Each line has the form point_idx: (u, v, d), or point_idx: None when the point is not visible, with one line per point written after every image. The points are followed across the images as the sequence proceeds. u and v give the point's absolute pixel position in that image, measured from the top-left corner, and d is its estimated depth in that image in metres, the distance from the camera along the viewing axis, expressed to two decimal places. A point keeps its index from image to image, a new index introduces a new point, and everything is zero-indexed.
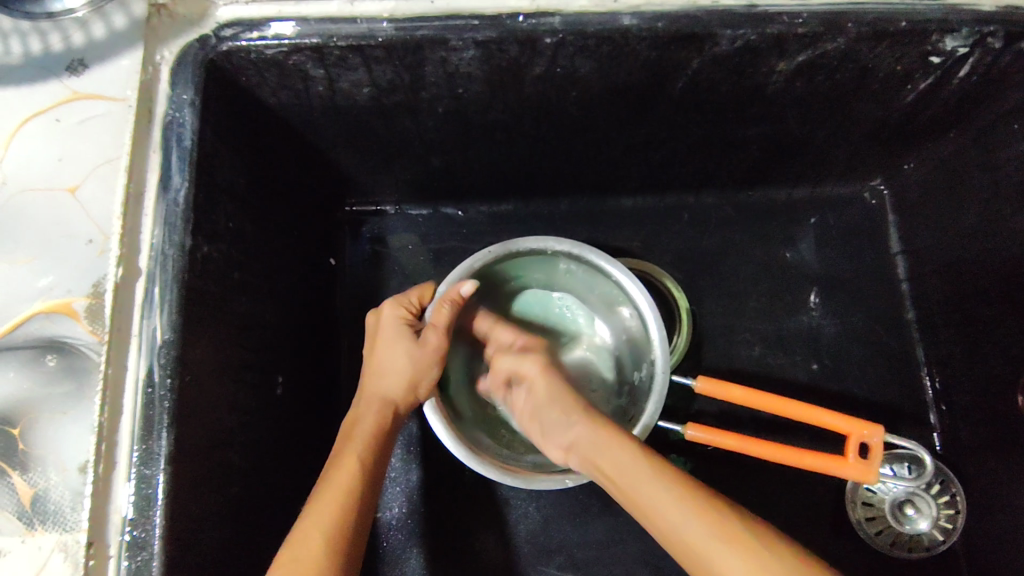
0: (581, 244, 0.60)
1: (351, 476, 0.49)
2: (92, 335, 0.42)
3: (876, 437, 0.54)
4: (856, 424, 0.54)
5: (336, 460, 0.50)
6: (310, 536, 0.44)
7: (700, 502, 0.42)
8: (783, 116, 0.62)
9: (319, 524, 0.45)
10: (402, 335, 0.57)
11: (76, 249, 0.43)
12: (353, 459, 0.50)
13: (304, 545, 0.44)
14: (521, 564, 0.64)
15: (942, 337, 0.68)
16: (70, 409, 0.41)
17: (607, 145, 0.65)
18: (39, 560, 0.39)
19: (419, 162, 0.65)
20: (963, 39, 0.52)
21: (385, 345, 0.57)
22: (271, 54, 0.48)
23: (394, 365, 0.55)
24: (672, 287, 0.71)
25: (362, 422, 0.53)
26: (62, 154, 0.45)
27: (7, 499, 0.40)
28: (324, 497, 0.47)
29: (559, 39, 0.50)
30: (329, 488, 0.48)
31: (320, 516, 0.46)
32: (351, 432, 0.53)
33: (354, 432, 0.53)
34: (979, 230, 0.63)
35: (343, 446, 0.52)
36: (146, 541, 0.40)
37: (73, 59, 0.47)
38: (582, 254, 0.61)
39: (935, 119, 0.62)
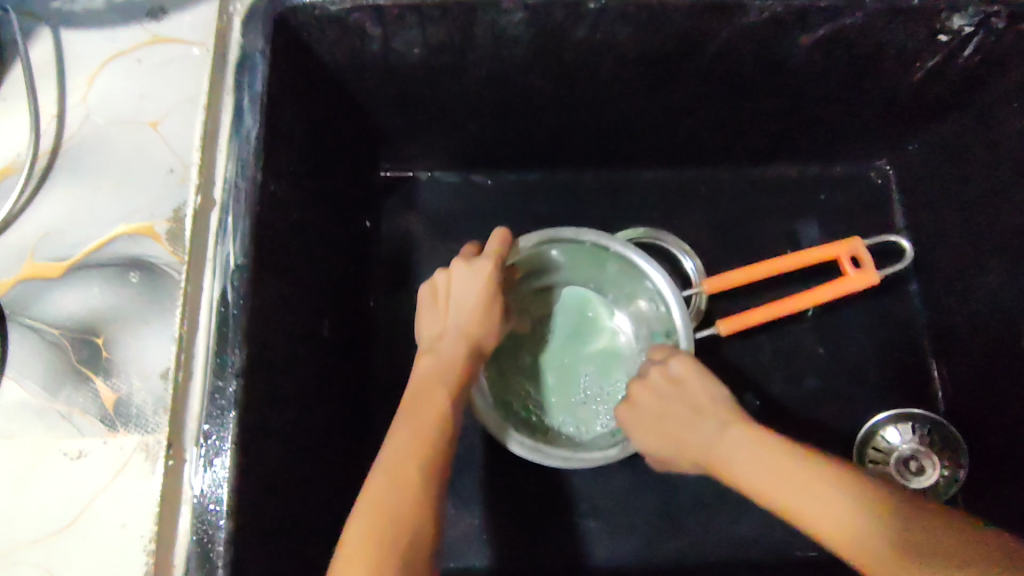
0: (543, 231, 0.60)
1: (436, 420, 0.47)
2: (172, 255, 0.45)
3: (855, 249, 0.70)
4: (841, 246, 0.70)
5: (424, 403, 0.48)
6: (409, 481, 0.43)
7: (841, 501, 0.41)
8: (799, 92, 0.67)
9: (411, 462, 0.44)
10: (489, 297, 0.54)
11: (158, 178, 0.47)
12: (440, 399, 0.48)
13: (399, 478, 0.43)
14: (545, 512, 0.67)
15: (944, 304, 0.73)
16: (151, 320, 0.44)
17: (635, 115, 0.69)
18: (121, 459, 0.41)
19: (457, 127, 0.69)
20: (969, 18, 0.58)
21: (471, 297, 0.53)
22: (334, 10, 0.52)
23: (468, 326, 0.53)
24: (677, 244, 0.75)
25: (449, 373, 0.50)
26: (143, 92, 0.49)
27: (90, 403, 0.42)
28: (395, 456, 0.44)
29: (602, 5, 0.54)
30: (417, 427, 0.46)
31: (407, 465, 0.44)
32: (440, 378, 0.50)
33: (441, 379, 0.50)
34: (980, 201, 0.67)
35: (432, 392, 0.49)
36: (218, 449, 0.42)
37: (153, 6, 0.50)
38: (551, 237, 0.61)
39: (939, 97, 0.68)
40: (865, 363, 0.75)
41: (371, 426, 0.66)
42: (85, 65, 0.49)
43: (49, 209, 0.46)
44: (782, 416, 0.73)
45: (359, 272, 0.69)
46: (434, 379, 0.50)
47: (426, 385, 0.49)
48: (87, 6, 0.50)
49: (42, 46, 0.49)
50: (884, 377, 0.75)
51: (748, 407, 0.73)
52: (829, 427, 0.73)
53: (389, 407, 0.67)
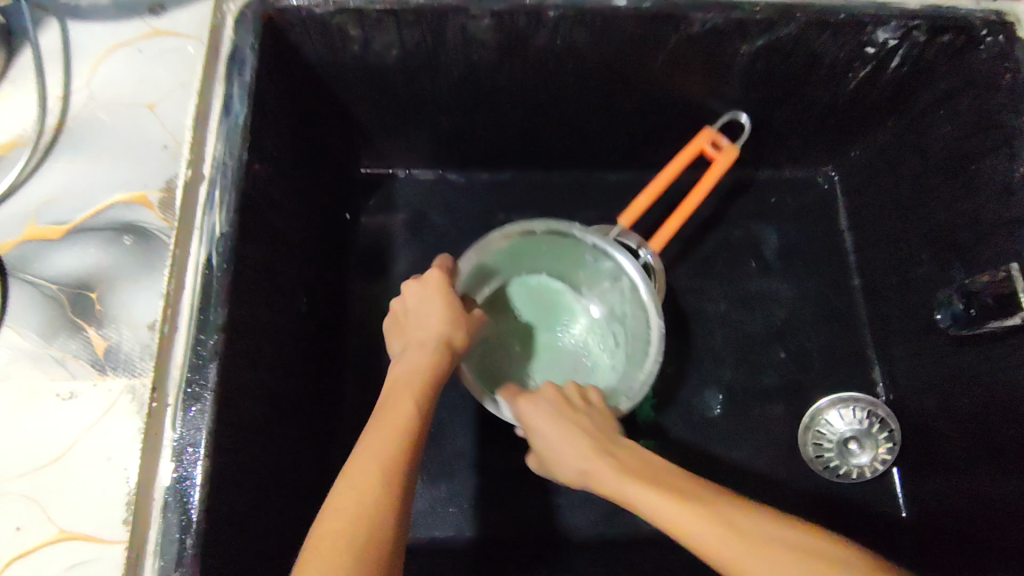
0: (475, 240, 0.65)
1: (404, 443, 0.46)
2: (163, 222, 0.50)
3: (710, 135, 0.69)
4: (695, 140, 0.69)
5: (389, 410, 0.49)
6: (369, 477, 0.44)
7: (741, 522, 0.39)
8: (746, 98, 0.73)
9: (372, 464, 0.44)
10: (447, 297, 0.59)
11: (153, 153, 0.52)
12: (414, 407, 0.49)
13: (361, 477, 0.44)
14: (509, 487, 0.71)
15: (883, 298, 0.79)
16: (141, 278, 0.49)
17: (597, 118, 0.75)
18: (109, 399, 0.46)
19: (432, 126, 0.74)
20: (892, 32, 0.64)
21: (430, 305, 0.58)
22: (319, 13, 0.57)
23: (435, 326, 0.57)
24: None
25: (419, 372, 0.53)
26: (142, 78, 0.54)
27: (82, 349, 0.47)
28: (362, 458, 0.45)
29: (561, 12, 0.60)
30: (384, 428, 0.48)
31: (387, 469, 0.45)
32: (409, 378, 0.52)
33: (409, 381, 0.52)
34: (912, 202, 0.74)
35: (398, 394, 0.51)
36: (198, 395, 0.46)
37: (154, 3, 0.56)
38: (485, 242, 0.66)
39: (873, 106, 0.74)
40: (811, 353, 0.80)
41: (345, 402, 0.70)
42: (89, 53, 0.54)
43: (51, 178, 0.51)
44: (735, 402, 0.78)
45: (338, 258, 0.74)
46: (402, 384, 0.52)
47: (398, 387, 0.52)
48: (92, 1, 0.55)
49: (51, 35, 0.54)
50: (829, 366, 0.80)
51: (703, 392, 0.78)
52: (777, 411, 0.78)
53: (363, 384, 0.71)
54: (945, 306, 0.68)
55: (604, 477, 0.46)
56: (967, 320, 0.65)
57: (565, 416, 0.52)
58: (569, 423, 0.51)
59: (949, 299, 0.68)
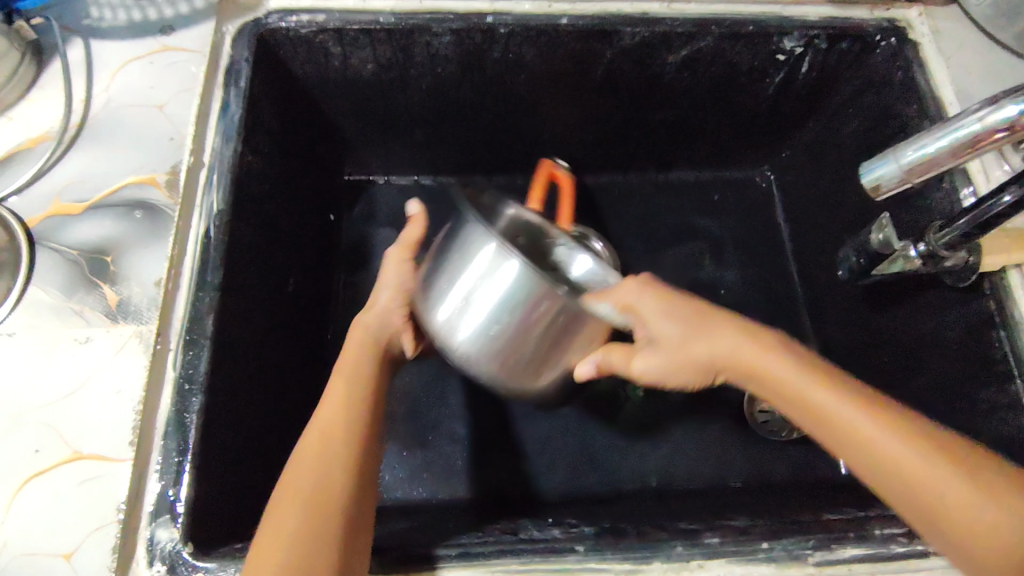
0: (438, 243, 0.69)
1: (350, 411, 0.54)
2: (168, 199, 0.59)
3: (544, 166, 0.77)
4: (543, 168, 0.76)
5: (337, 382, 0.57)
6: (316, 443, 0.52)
7: (910, 428, 0.45)
8: (680, 105, 0.83)
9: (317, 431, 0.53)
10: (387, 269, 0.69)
11: (161, 144, 0.61)
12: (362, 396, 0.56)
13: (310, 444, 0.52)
14: (478, 454, 0.78)
15: (814, 279, 0.88)
16: (149, 244, 0.57)
17: (551, 125, 0.85)
18: (119, 342, 0.53)
19: (406, 135, 0.84)
20: (796, 41, 0.74)
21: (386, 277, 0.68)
22: (303, 33, 0.68)
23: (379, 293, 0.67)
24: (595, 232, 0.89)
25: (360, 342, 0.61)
26: (153, 85, 0.64)
27: (98, 302, 0.55)
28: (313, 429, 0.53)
29: (510, 29, 0.71)
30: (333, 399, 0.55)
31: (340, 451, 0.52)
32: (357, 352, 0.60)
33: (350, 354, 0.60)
34: (833, 191, 0.83)
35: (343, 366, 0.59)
36: (198, 340, 0.54)
37: (164, 25, 0.66)
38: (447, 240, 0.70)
39: (793, 109, 0.84)
40: None
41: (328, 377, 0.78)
42: (108, 65, 0.64)
43: (74, 166, 0.60)
44: None
45: (325, 251, 0.82)
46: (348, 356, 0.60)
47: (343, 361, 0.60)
48: (113, 23, 0.66)
49: (77, 50, 0.64)
50: None
51: None
52: None
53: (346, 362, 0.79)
54: (846, 263, 0.77)
55: (749, 355, 0.52)
56: (856, 268, 0.74)
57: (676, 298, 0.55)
58: (685, 301, 0.55)
59: (847, 253, 0.76)
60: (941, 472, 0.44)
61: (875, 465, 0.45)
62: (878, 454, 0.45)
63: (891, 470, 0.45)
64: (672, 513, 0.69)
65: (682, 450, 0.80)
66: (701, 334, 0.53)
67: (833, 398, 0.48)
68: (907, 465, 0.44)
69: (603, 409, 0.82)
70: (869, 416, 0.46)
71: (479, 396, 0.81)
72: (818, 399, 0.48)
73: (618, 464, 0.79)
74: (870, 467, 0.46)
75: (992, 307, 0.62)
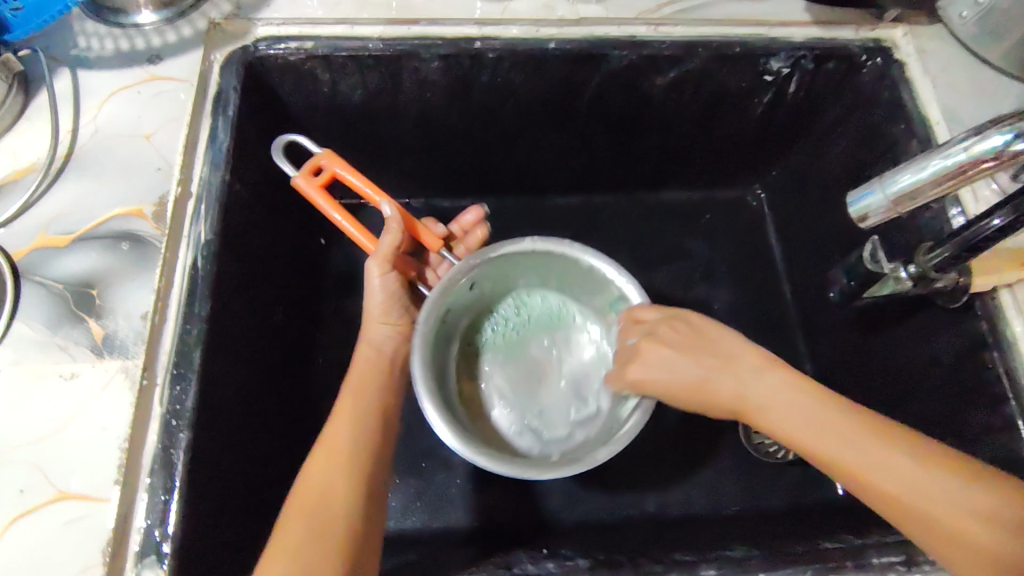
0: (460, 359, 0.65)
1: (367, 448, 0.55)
2: (155, 230, 0.58)
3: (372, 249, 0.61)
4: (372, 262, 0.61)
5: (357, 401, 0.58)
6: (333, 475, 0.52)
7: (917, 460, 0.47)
8: (669, 126, 0.83)
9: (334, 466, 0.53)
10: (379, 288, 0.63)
11: (148, 175, 0.61)
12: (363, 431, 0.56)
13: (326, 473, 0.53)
14: (472, 480, 0.78)
15: (807, 299, 0.88)
16: (135, 277, 0.57)
17: (541, 148, 0.85)
18: (105, 378, 0.53)
19: (396, 159, 0.84)
20: (783, 62, 0.75)
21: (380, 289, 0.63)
22: (292, 60, 0.68)
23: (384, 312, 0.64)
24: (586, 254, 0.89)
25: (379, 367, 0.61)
26: (140, 114, 0.63)
27: (83, 337, 0.54)
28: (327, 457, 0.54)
29: (498, 54, 0.71)
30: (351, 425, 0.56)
31: (345, 489, 0.52)
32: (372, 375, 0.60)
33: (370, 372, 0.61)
34: (823, 210, 0.84)
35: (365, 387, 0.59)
36: (185, 374, 0.53)
37: (152, 54, 0.66)
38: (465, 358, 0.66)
39: (782, 129, 0.85)
40: None
41: (319, 404, 0.77)
42: (95, 95, 0.64)
43: (59, 198, 0.59)
44: None
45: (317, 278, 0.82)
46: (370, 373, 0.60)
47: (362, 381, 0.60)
48: (100, 53, 0.65)
49: (64, 80, 0.64)
50: None
51: None
52: None
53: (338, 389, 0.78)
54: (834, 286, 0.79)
55: (749, 394, 0.53)
56: (846, 292, 0.76)
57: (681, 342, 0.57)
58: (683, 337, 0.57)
59: (838, 277, 0.79)
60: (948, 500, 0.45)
61: (887, 498, 0.47)
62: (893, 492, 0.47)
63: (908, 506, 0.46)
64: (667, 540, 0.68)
65: (679, 474, 0.80)
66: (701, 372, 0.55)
67: (847, 441, 0.49)
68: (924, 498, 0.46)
69: None
70: (880, 453, 0.47)
71: None
72: (833, 438, 0.49)
73: (614, 489, 0.78)
74: (884, 500, 0.47)
75: (984, 327, 0.62)
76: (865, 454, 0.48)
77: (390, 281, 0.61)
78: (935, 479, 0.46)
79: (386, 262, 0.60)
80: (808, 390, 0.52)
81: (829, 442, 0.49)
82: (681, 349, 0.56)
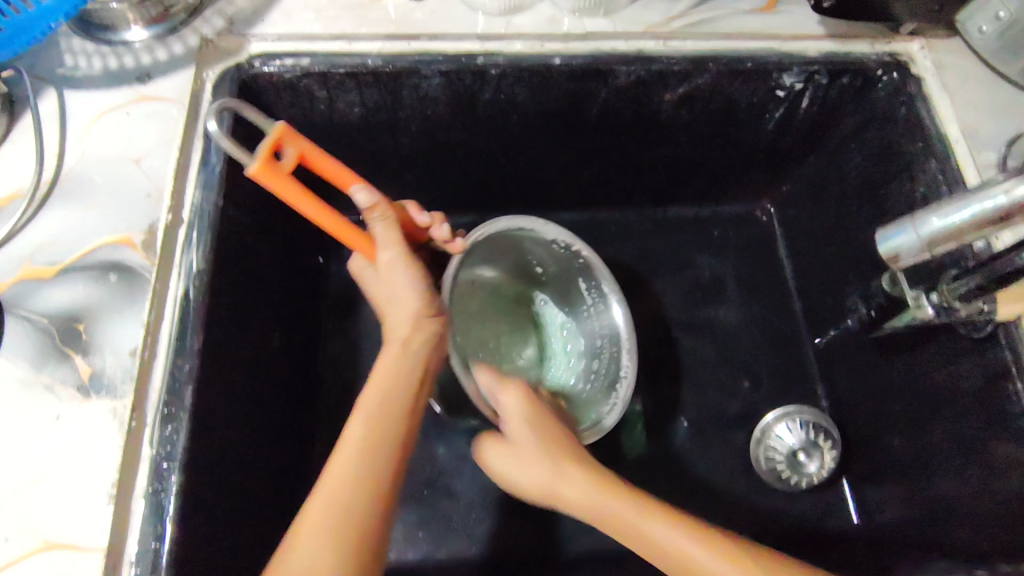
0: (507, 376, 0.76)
1: (371, 499, 0.47)
2: (144, 259, 0.56)
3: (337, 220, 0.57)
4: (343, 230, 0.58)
5: (373, 437, 0.50)
6: (325, 534, 0.45)
7: (737, 550, 0.48)
8: (677, 141, 0.81)
9: (323, 520, 0.45)
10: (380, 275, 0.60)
11: (137, 201, 0.58)
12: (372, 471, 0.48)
13: (317, 533, 0.45)
14: (477, 508, 0.75)
15: (820, 318, 0.85)
16: (124, 310, 0.54)
17: (545, 164, 0.83)
18: (93, 419, 0.50)
19: (396, 175, 0.82)
20: (796, 76, 0.72)
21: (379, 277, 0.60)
22: (288, 77, 0.65)
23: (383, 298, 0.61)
24: None
25: (399, 394, 0.53)
26: (129, 137, 0.61)
27: (69, 374, 0.51)
28: (318, 512, 0.46)
29: (502, 70, 0.68)
30: (353, 473, 0.48)
31: (340, 559, 0.44)
32: (390, 407, 0.52)
33: (390, 404, 0.52)
34: (836, 227, 0.81)
35: (380, 420, 0.51)
36: (175, 414, 0.51)
37: (142, 73, 0.63)
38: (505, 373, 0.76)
39: (793, 144, 0.82)
40: (758, 373, 0.86)
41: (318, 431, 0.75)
42: (82, 117, 0.61)
43: (45, 226, 0.57)
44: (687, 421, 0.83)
45: (315, 299, 0.79)
46: (387, 403, 0.52)
47: (377, 413, 0.51)
48: (87, 72, 0.63)
49: (50, 101, 0.62)
50: (776, 384, 0.86)
51: (658, 413, 0.83)
52: (731, 429, 0.83)
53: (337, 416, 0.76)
54: (853, 313, 0.76)
55: (568, 472, 0.56)
56: (868, 321, 0.72)
57: (544, 417, 0.61)
58: (540, 411, 0.62)
59: (857, 304, 0.76)
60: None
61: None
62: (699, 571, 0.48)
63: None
64: None
65: None
66: (532, 449, 0.58)
67: (659, 526, 0.51)
68: None
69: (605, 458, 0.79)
70: (692, 539, 0.49)
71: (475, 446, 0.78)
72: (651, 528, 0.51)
73: None
74: None
75: (1007, 356, 0.59)
76: (672, 535, 0.50)
77: (415, 265, 0.58)
78: (720, 570, 0.47)
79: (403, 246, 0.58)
80: (619, 491, 0.53)
81: (639, 522, 0.51)
82: (523, 418, 0.61)
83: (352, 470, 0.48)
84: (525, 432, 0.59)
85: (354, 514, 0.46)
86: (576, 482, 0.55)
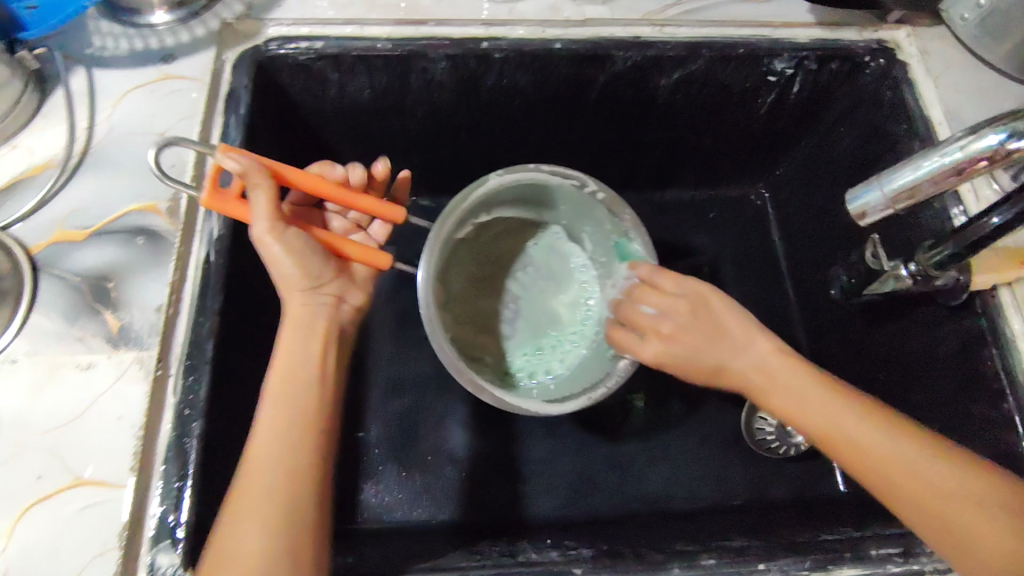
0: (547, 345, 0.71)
1: (292, 469, 0.51)
2: (169, 225, 0.60)
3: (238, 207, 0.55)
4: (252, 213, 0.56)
5: (282, 406, 0.54)
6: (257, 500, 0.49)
7: (946, 454, 0.50)
8: (673, 125, 0.84)
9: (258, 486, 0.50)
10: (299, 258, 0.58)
11: (162, 172, 0.62)
12: (287, 483, 0.50)
13: (252, 497, 0.49)
14: (478, 474, 0.79)
15: (810, 298, 0.88)
16: (149, 271, 0.58)
17: (546, 146, 0.86)
18: (121, 368, 0.54)
19: (403, 157, 0.86)
20: (787, 62, 0.75)
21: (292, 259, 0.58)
22: (302, 60, 0.69)
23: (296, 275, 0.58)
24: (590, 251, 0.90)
25: (305, 364, 0.56)
26: (155, 112, 0.65)
27: (99, 328, 0.55)
28: (250, 481, 0.50)
29: (505, 55, 0.72)
30: (271, 439, 0.52)
31: (274, 520, 0.48)
32: (295, 376, 0.55)
33: (299, 372, 0.56)
34: (825, 209, 0.84)
35: (294, 389, 0.55)
36: (197, 364, 0.55)
37: (166, 54, 0.68)
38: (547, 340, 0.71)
39: (785, 129, 0.86)
40: None
41: None
42: (110, 94, 0.65)
43: (75, 193, 0.61)
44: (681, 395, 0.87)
45: None
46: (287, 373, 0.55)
47: (287, 384, 0.55)
48: (114, 52, 0.67)
49: (80, 78, 0.66)
50: None
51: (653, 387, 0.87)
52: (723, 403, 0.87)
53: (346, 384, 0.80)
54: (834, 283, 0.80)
55: (812, 391, 0.54)
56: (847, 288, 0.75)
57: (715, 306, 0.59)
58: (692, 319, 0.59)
59: (840, 274, 0.78)
60: (952, 478, 0.49)
61: (876, 468, 0.51)
62: (886, 462, 0.50)
63: (903, 478, 0.50)
64: (670, 533, 0.70)
65: (682, 469, 0.81)
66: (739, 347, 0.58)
67: (905, 436, 0.51)
68: (906, 469, 0.50)
69: (601, 428, 0.82)
70: (920, 447, 0.51)
71: (476, 415, 0.81)
72: (856, 426, 0.52)
73: (618, 483, 0.79)
74: (873, 476, 0.51)
75: (984, 325, 0.63)
76: (925, 453, 0.50)
77: (291, 239, 0.56)
78: (937, 468, 0.50)
79: (278, 221, 0.55)
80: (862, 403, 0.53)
81: (806, 405, 0.53)
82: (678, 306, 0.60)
83: (269, 439, 0.52)
84: (736, 346, 0.58)
85: (284, 483, 0.50)
86: (791, 372, 0.55)
